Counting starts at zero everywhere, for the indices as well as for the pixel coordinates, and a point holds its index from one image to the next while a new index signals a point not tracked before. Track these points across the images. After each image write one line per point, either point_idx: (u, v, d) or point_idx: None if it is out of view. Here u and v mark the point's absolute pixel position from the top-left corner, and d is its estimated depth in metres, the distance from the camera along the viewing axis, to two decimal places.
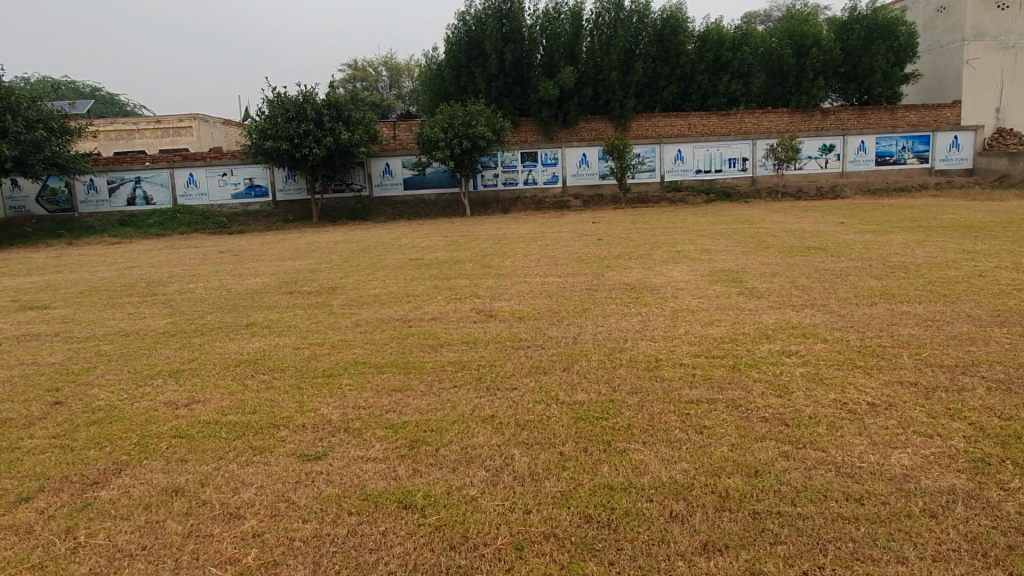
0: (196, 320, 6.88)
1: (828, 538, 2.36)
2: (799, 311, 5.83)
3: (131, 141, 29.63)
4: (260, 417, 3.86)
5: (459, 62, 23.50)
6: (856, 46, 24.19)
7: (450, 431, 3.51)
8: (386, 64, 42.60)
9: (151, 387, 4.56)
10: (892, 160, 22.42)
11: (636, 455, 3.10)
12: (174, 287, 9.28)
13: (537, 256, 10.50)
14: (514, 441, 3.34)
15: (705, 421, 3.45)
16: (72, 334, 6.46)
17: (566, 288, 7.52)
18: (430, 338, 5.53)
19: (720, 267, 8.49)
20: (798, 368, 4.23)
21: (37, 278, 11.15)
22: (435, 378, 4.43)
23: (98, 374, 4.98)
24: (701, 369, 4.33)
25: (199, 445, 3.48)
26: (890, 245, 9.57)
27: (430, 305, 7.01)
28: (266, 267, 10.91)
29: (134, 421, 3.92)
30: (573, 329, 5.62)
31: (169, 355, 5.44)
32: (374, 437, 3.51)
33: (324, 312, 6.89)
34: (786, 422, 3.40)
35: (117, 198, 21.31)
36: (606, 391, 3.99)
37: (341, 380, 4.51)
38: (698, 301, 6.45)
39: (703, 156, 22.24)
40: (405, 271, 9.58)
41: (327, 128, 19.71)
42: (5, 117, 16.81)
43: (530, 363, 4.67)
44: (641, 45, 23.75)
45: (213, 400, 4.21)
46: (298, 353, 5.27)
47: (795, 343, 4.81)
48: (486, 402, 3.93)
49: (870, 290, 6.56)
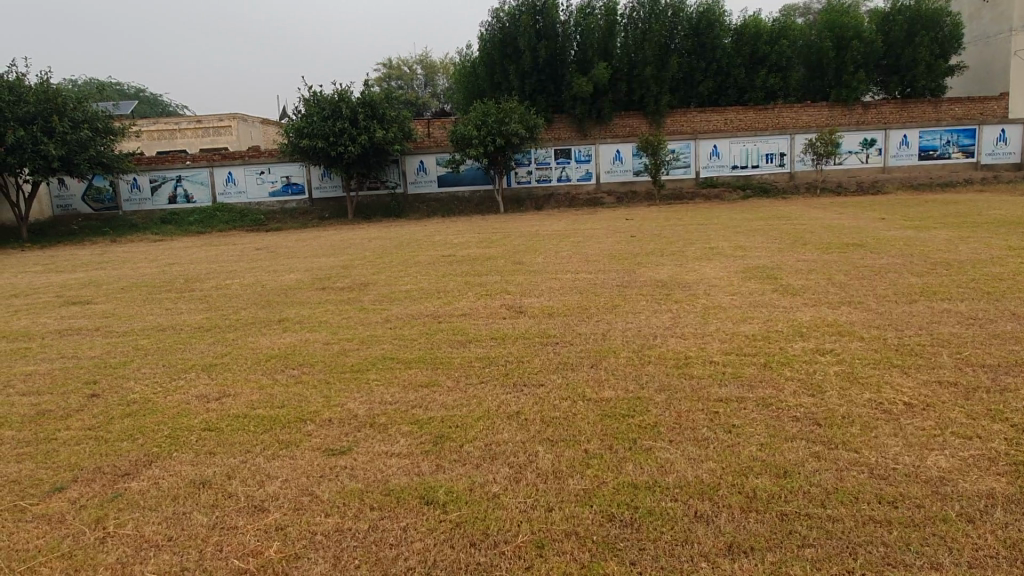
0: (231, 315, 6.98)
1: (858, 542, 2.29)
2: (836, 308, 5.69)
3: (173, 141, 30.28)
4: (288, 411, 3.89)
5: (493, 59, 23.51)
6: (898, 38, 23.60)
7: (476, 427, 3.50)
8: (421, 63, 42.85)
9: (184, 381, 4.64)
10: (936, 155, 21.82)
11: (661, 454, 3.04)
12: (211, 283, 9.44)
13: (569, 253, 10.45)
14: (539, 438, 3.31)
15: (733, 420, 3.38)
16: (112, 329, 6.61)
17: (597, 285, 7.47)
18: (459, 334, 5.53)
19: (755, 263, 8.34)
20: (832, 367, 4.12)
21: (80, 274, 11.44)
22: (462, 374, 4.42)
23: (134, 367, 5.08)
24: (732, 366, 4.24)
25: (228, 438, 3.52)
26: (933, 242, 9.31)
27: (460, 301, 7.02)
28: (301, 264, 11.04)
29: (167, 413, 3.99)
30: (602, 326, 5.57)
31: (203, 350, 5.53)
32: (400, 432, 3.51)
33: (355, 308, 6.94)
34: (817, 421, 3.31)
35: (159, 197, 21.79)
36: (634, 388, 3.94)
37: (368, 375, 4.53)
38: (731, 298, 6.34)
39: (740, 152, 21.91)
40: (437, 267, 9.61)
41: (361, 126, 19.89)
42: (52, 118, 17.28)
43: (558, 360, 4.63)
44: (676, 40, 23.49)
45: (243, 394, 4.26)
46: (327, 348, 5.31)
47: (830, 341, 4.70)
48: (512, 398, 3.90)
49: (911, 287, 6.38)
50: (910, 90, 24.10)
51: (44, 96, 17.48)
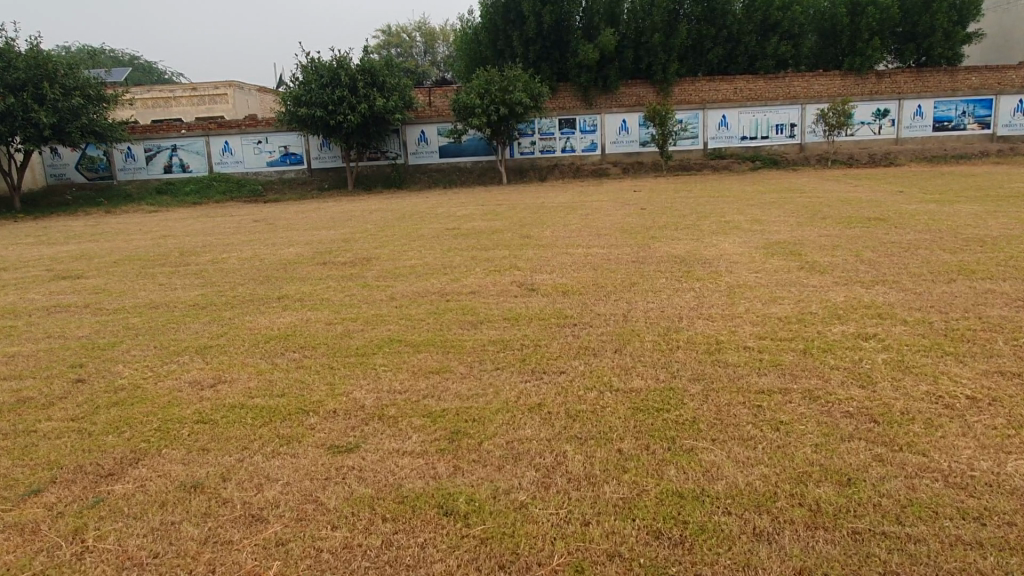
0: (227, 291, 6.64)
1: (950, 571, 1.98)
2: (870, 288, 5.36)
3: (168, 109, 29.66)
4: (289, 401, 3.57)
5: (495, 25, 22.89)
6: (915, 5, 22.97)
7: (495, 421, 3.19)
8: (420, 30, 41.92)
9: (176, 365, 4.31)
10: (950, 126, 21.34)
11: (705, 455, 2.73)
12: (207, 256, 9.09)
13: (578, 226, 10.11)
14: (566, 435, 3.00)
15: (779, 416, 3.06)
16: (102, 306, 6.27)
17: (611, 261, 7.12)
18: (470, 314, 5.20)
19: (775, 238, 8.00)
20: (879, 354, 3.80)
21: (72, 246, 11.06)
22: (476, 360, 4.09)
23: (123, 349, 4.74)
24: (768, 353, 3.92)
25: (222, 433, 3.20)
26: (960, 216, 8.93)
27: (469, 277, 6.67)
28: (300, 237, 10.69)
29: (157, 403, 3.66)
30: (622, 306, 5.24)
31: (196, 330, 5.20)
32: (412, 426, 3.20)
33: (357, 284, 6.60)
34: (874, 418, 3.00)
35: (154, 166, 21.32)
36: (664, 377, 3.62)
37: (375, 360, 4.20)
38: (756, 276, 6.00)
39: (749, 122, 21.42)
40: (442, 241, 9.25)
41: (361, 94, 19.37)
42: (43, 85, 16.75)
43: (578, 344, 4.30)
44: (686, 6, 22.86)
45: (240, 381, 3.94)
46: (330, 329, 4.98)
47: (870, 324, 4.39)
48: (533, 388, 3.58)
49: (947, 265, 6.03)
50: (924, 59, 23.53)
51: (33, 61, 16.93)
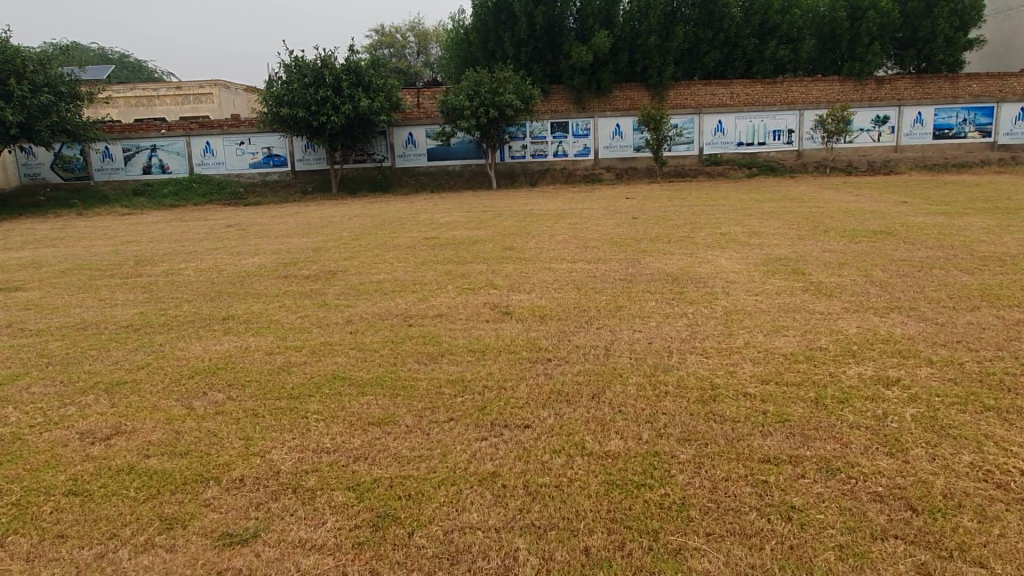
0: (169, 310, 5.98)
1: None
2: (885, 316, 4.75)
3: (151, 108, 29.03)
4: (190, 463, 2.91)
5: (487, 25, 22.26)
6: (916, 10, 22.50)
7: (436, 500, 2.55)
8: (413, 30, 41.34)
9: (75, 409, 3.63)
10: (950, 133, 20.86)
11: (696, 563, 2.10)
12: (164, 266, 8.43)
13: (565, 236, 9.52)
14: (520, 525, 2.36)
15: (791, 499, 2.43)
16: (25, 326, 5.59)
17: (597, 278, 6.49)
18: (431, 344, 4.55)
19: (775, 253, 7.42)
20: (907, 407, 3.17)
21: (26, 252, 10.36)
22: (427, 407, 3.44)
23: (21, 385, 4.04)
24: (773, 405, 3.28)
25: (89, 514, 2.54)
26: (971, 230, 8.36)
27: (438, 296, 6.04)
28: (269, 245, 10.03)
29: (31, 462, 2.99)
30: (605, 335, 4.60)
31: (119, 358, 4.55)
32: (330, 504, 2.55)
33: (314, 304, 5.94)
34: (911, 505, 2.37)
35: (132, 166, 20.61)
36: (649, 437, 2.98)
37: (308, 405, 3.53)
38: (755, 300, 5.37)
39: (745, 128, 20.88)
40: (417, 252, 8.64)
41: (346, 95, 18.72)
42: (10, 81, 16.09)
43: (549, 387, 3.65)
44: (683, 8, 22.31)
45: (141, 432, 3.27)
46: (268, 361, 4.32)
47: (893, 365, 3.75)
48: (489, 450, 2.94)
49: (967, 288, 5.44)
50: (925, 65, 23.05)
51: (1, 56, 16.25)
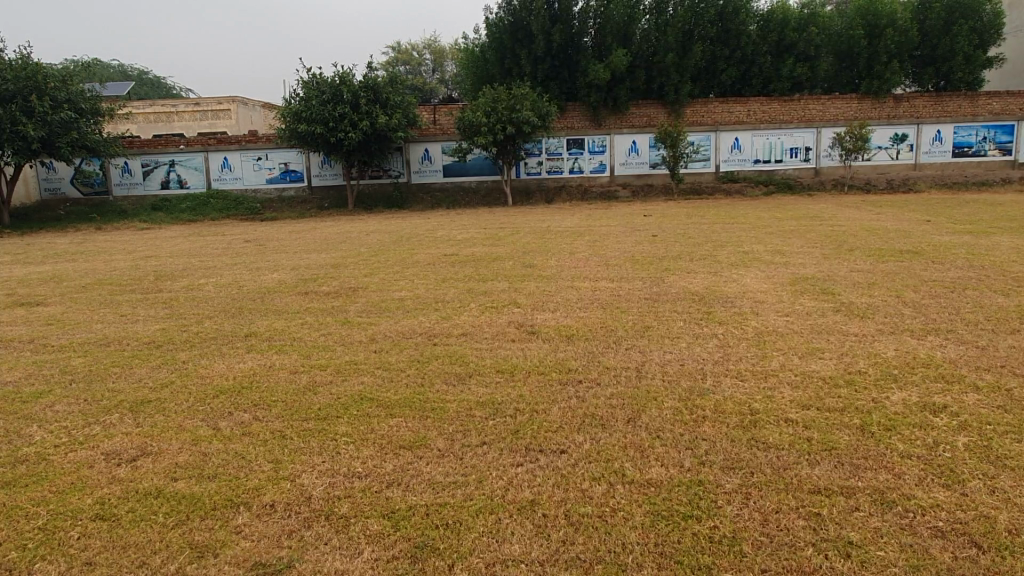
0: (191, 326, 5.94)
1: None
2: (922, 339, 4.63)
3: (170, 124, 29.27)
4: (219, 487, 2.84)
5: (503, 43, 22.38)
6: (934, 27, 22.43)
7: (475, 529, 2.46)
8: (429, 48, 41.75)
9: (100, 429, 3.57)
10: (970, 152, 20.71)
11: None
12: (184, 282, 8.41)
13: (585, 253, 9.43)
14: (565, 558, 2.28)
15: (849, 533, 2.33)
16: (47, 342, 5.55)
17: (622, 297, 6.40)
18: (458, 364, 4.48)
19: (801, 272, 7.31)
20: (958, 436, 3.05)
21: (46, 266, 10.41)
22: (459, 430, 3.36)
23: (45, 403, 3.99)
24: (817, 431, 3.17)
25: (118, 539, 2.48)
26: (1001, 250, 8.22)
27: (462, 314, 5.96)
28: (288, 260, 10.00)
29: (56, 484, 2.93)
30: (636, 356, 4.51)
31: (143, 376, 4.50)
32: (366, 533, 2.46)
33: (337, 321, 5.89)
34: (976, 542, 2.27)
35: (151, 181, 20.74)
36: (691, 465, 2.88)
37: (337, 427, 3.45)
38: (785, 320, 5.27)
39: (763, 145, 20.79)
40: (437, 269, 8.57)
41: (364, 111, 18.73)
42: (32, 97, 16.24)
43: (582, 411, 3.55)
44: (700, 26, 22.39)
45: (169, 453, 3.21)
46: (293, 381, 4.25)
47: (939, 392, 3.63)
48: (526, 476, 2.84)
49: (1003, 310, 5.31)
50: (945, 82, 22.89)
51: (23, 72, 16.44)
